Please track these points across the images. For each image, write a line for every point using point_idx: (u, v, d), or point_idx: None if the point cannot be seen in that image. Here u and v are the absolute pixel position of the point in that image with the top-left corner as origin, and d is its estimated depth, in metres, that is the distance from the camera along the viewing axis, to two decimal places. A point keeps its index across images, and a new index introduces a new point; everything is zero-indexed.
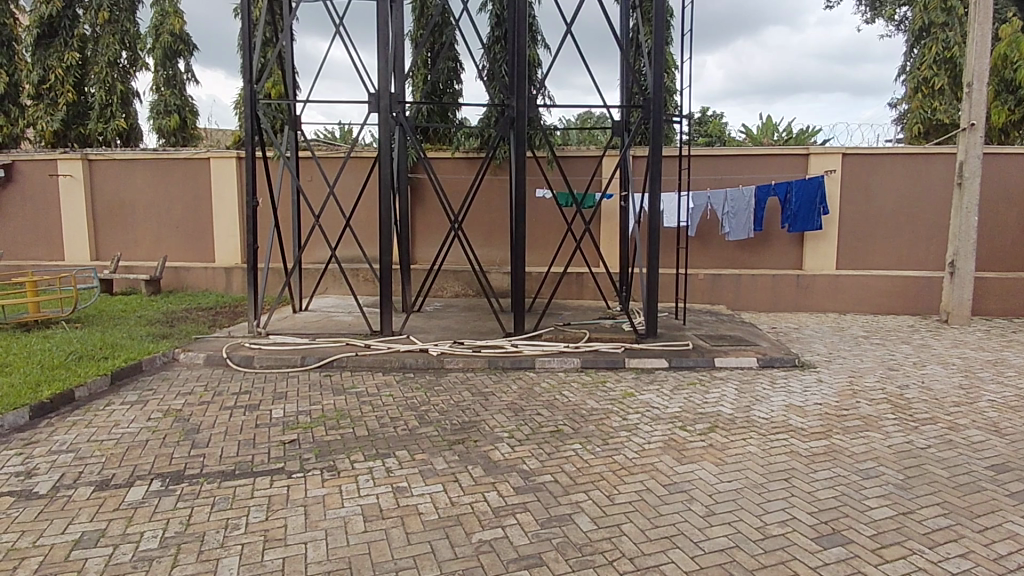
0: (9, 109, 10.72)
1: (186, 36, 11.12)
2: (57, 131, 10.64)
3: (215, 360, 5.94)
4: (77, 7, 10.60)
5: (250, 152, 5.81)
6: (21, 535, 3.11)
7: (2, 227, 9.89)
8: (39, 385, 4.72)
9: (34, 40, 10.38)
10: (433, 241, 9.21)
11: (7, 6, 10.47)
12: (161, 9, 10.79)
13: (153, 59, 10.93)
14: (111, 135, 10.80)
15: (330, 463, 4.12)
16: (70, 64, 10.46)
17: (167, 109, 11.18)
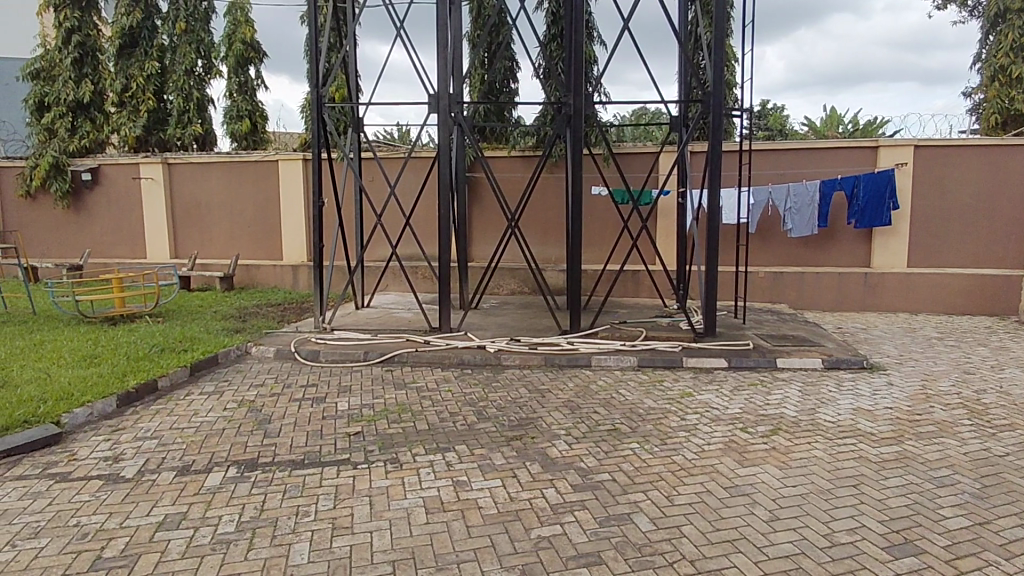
0: (95, 116, 11.18)
1: (255, 44, 11.65)
2: (139, 137, 11.22)
3: (284, 354, 6.19)
4: (155, 18, 11.25)
5: (317, 154, 6.01)
6: (110, 516, 3.32)
7: (91, 226, 10.57)
8: (126, 375, 5.03)
9: (117, 50, 11.07)
10: (489, 239, 9.29)
11: (91, 18, 11.10)
12: (233, 18, 11.33)
13: (227, 67, 11.47)
14: (189, 140, 11.27)
15: (393, 455, 4.23)
16: (150, 73, 11.10)
17: (239, 114, 11.70)
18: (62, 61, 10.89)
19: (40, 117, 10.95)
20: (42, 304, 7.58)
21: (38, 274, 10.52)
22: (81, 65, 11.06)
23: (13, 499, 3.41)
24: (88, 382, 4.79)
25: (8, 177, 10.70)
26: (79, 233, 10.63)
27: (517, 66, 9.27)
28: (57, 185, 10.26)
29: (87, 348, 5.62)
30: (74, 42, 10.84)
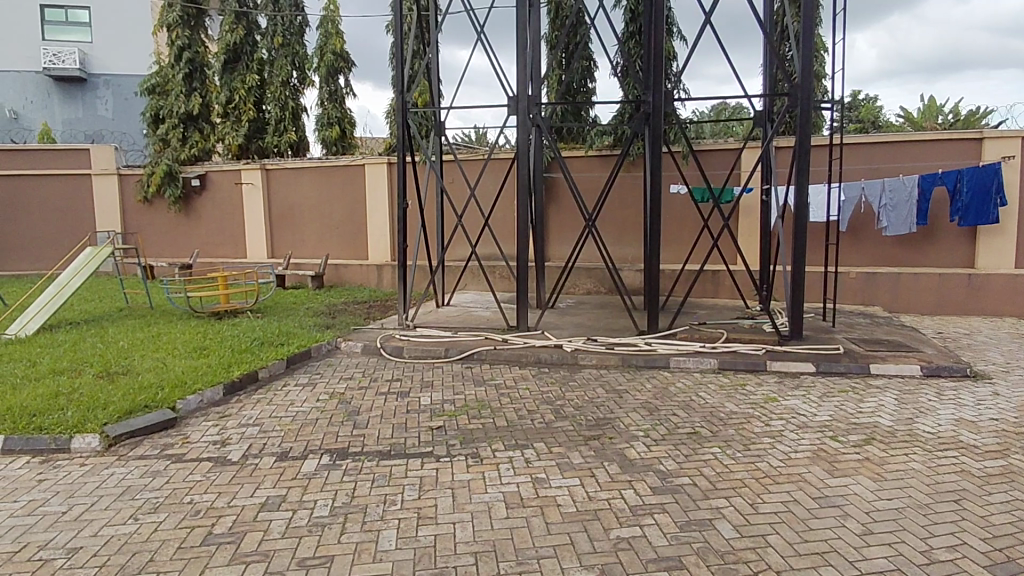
0: (203, 127, 11.93)
1: (344, 54, 12.44)
2: (241, 146, 11.92)
3: (370, 350, 6.46)
4: (255, 34, 12.17)
5: (402, 157, 6.23)
6: (219, 496, 3.59)
7: (199, 229, 11.42)
8: (231, 365, 5.42)
9: (222, 65, 11.91)
10: (566, 239, 9.32)
11: (199, 36, 11.98)
12: (324, 31, 12.08)
13: (319, 77, 12.35)
14: (285, 147, 12.05)
15: (473, 450, 4.33)
16: (250, 85, 11.89)
17: (329, 121, 12.36)
18: (175, 76, 11.79)
19: (155, 129, 11.84)
20: (158, 300, 8.30)
21: (153, 273, 11.47)
22: (191, 80, 11.90)
23: (136, 476, 3.75)
24: (198, 372, 5.19)
25: (128, 184, 11.68)
26: (189, 235, 11.51)
27: (595, 65, 9.27)
28: (170, 191, 11.09)
29: (197, 340, 6.10)
30: (184, 58, 11.71)
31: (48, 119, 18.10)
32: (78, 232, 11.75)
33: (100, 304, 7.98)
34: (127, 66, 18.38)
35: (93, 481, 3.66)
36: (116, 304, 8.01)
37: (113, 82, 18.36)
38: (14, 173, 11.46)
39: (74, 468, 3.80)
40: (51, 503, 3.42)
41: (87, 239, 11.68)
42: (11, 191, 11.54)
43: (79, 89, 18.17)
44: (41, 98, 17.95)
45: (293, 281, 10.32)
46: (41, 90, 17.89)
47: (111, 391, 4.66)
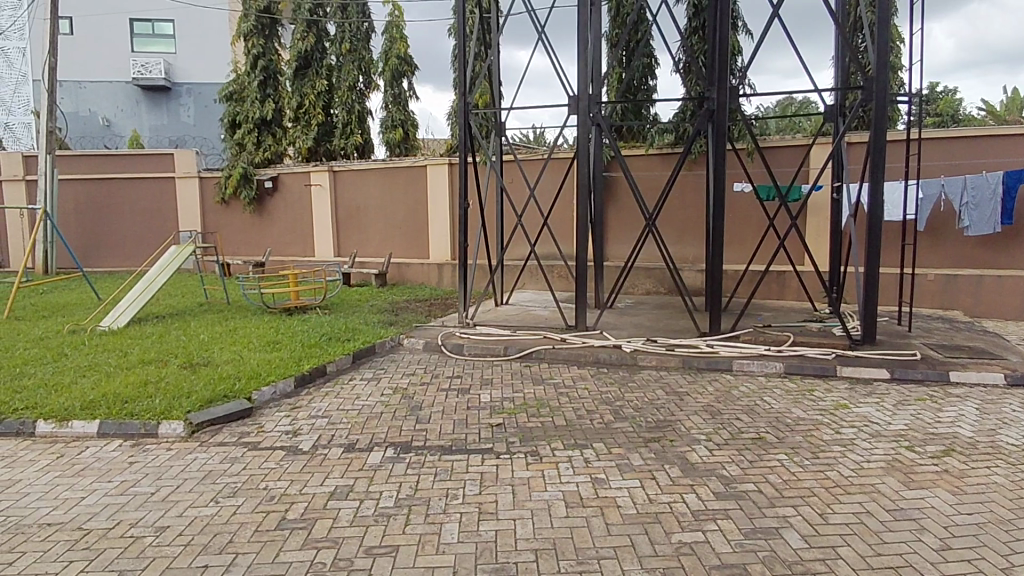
0: (276, 131, 12.43)
1: (408, 58, 12.86)
2: (311, 148, 12.34)
3: (432, 347, 6.59)
4: (325, 41, 12.57)
5: (463, 158, 6.33)
6: (292, 483, 3.75)
7: (271, 228, 11.94)
8: (302, 359, 5.66)
9: (294, 72, 12.40)
10: (625, 238, 9.24)
11: (273, 44, 12.52)
12: (390, 36, 12.47)
13: (384, 80, 12.79)
14: (351, 149, 12.47)
15: (533, 448, 4.35)
16: (320, 91, 12.33)
17: (394, 124, 12.88)
18: (250, 84, 12.34)
19: (232, 134, 12.38)
20: (234, 296, 8.75)
21: (229, 270, 12.07)
22: (264, 87, 12.47)
23: (217, 462, 3.97)
24: (272, 364, 5.44)
25: (207, 186, 12.32)
26: (262, 234, 12.05)
27: (657, 63, 9.17)
28: (246, 193, 11.70)
29: (270, 334, 6.38)
30: (259, 67, 12.28)
31: (137, 125, 19.34)
32: (161, 232, 12.49)
33: (182, 299, 8.49)
34: (207, 74, 19.44)
35: (178, 465, 3.89)
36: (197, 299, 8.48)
37: (195, 90, 19.47)
38: (105, 177, 12.30)
39: (161, 452, 4.05)
40: (141, 484, 3.66)
41: (170, 238, 12.42)
42: (102, 194, 12.38)
43: (164, 97, 19.37)
44: (131, 105, 19.16)
45: (359, 279, 10.65)
46: (131, 99, 19.11)
47: (194, 381, 4.94)
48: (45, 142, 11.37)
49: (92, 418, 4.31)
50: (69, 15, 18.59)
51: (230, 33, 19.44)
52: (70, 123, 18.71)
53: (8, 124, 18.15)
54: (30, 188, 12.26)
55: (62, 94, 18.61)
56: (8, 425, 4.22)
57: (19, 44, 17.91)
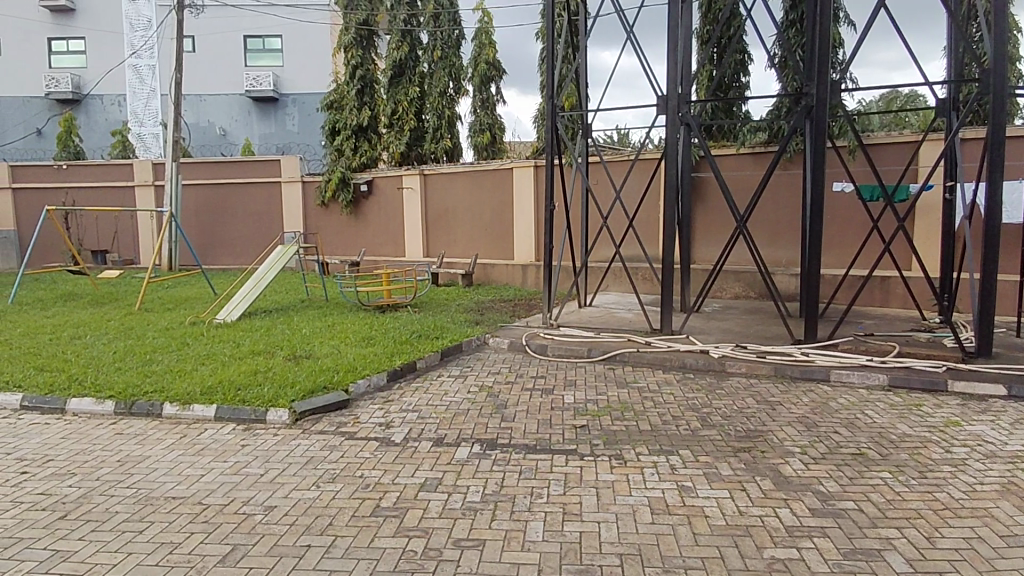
0: (371, 137, 12.91)
1: (497, 63, 13.36)
2: (403, 153, 12.86)
3: (516, 347, 6.68)
4: (417, 49, 13.03)
5: (550, 160, 6.40)
6: (385, 473, 3.93)
7: (366, 229, 12.53)
8: (394, 354, 5.93)
9: (389, 80, 12.92)
10: (714, 240, 8.97)
11: (370, 54, 13.00)
12: (479, 42, 13.02)
13: (473, 85, 13.33)
14: (441, 153, 12.87)
15: (617, 451, 4.31)
16: (413, 97, 12.81)
17: (481, 127, 13.41)
18: (349, 93, 12.89)
19: (331, 140, 12.99)
20: (332, 293, 9.24)
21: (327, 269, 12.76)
22: (361, 95, 12.98)
23: (317, 449, 4.22)
24: (367, 359, 5.72)
25: (309, 190, 13.08)
26: (358, 235, 12.66)
27: (750, 58, 8.87)
28: (344, 196, 12.35)
29: (364, 330, 6.70)
30: (357, 76, 12.85)
31: (249, 134, 20.78)
32: (266, 233, 13.38)
33: (287, 295, 9.07)
34: (311, 84, 20.65)
35: (283, 450, 4.18)
36: (299, 296, 9.02)
37: (299, 100, 20.73)
38: (219, 182, 13.34)
39: (269, 437, 4.36)
40: (251, 466, 3.95)
41: (274, 239, 13.30)
42: (216, 197, 13.45)
43: (273, 107, 20.74)
44: (244, 116, 20.66)
45: (446, 279, 10.88)
46: (244, 110, 20.62)
47: (298, 372, 5.28)
48: (171, 150, 12.46)
49: (210, 403, 4.69)
50: (192, 34, 20.35)
51: (332, 45, 20.57)
52: (193, 134, 20.55)
53: (140, 134, 20.00)
54: (157, 192, 13.51)
55: (187, 107, 20.52)
56: (140, 406, 4.66)
57: (148, 61, 19.72)
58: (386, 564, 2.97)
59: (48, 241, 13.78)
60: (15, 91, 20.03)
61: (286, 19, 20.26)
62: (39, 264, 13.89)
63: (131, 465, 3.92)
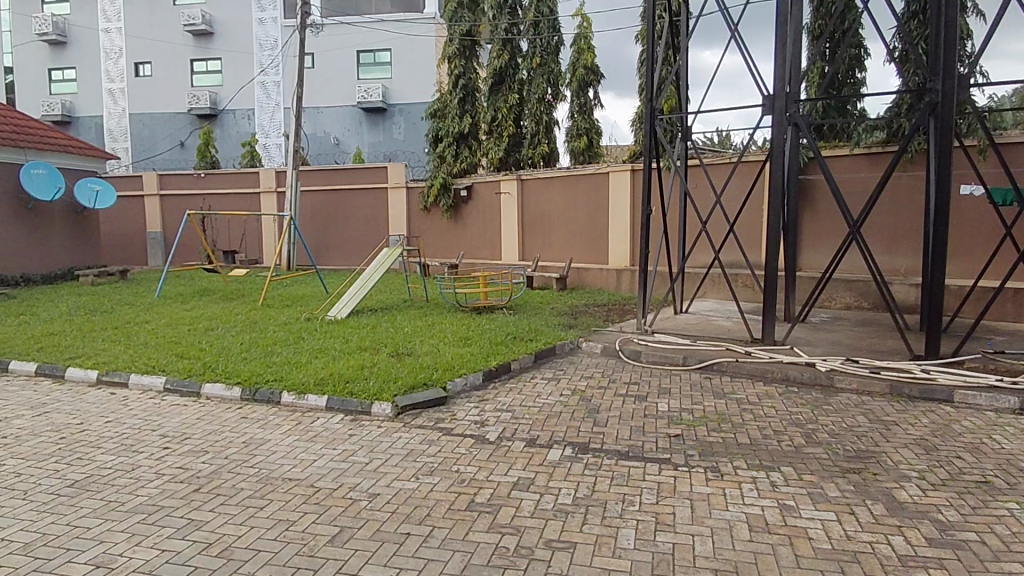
0: (472, 144, 13.29)
1: (595, 68, 13.29)
2: (501, 158, 13.05)
3: (610, 352, 6.65)
4: (518, 57, 13.21)
5: (648, 163, 6.33)
6: (480, 469, 4.07)
7: (466, 232, 12.92)
8: (489, 355, 6.11)
9: (489, 88, 13.23)
10: (822, 247, 8.48)
11: (472, 63, 13.36)
12: (577, 47, 13.05)
13: (571, 91, 13.38)
14: (538, 158, 13.02)
15: (713, 464, 4.19)
16: (512, 104, 13.05)
17: (579, 132, 13.46)
18: (452, 101, 13.33)
19: (435, 147, 13.52)
20: (431, 294, 9.61)
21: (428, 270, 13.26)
22: (463, 103, 13.44)
23: (417, 442, 4.44)
24: (463, 358, 5.92)
25: (413, 196, 13.68)
26: (457, 238, 13.08)
27: (866, 53, 8.30)
28: (444, 201, 12.82)
29: (461, 331, 6.93)
30: (459, 85, 13.28)
31: (360, 143, 22.00)
32: (373, 236, 14.15)
33: (391, 295, 9.56)
34: (416, 94, 21.57)
35: (386, 442, 4.43)
36: (401, 296, 9.48)
37: (405, 110, 21.71)
38: (332, 188, 14.26)
39: (374, 429, 4.64)
40: (357, 455, 4.23)
41: (379, 241, 14.04)
42: (328, 202, 14.38)
43: (381, 117, 21.84)
44: (355, 126, 21.91)
45: (540, 283, 10.96)
46: (356, 120, 21.87)
47: (400, 369, 5.56)
48: (292, 159, 13.47)
49: (322, 394, 5.06)
50: (312, 51, 21.91)
51: (436, 56, 21.41)
52: (311, 144, 22.16)
53: (266, 144, 22.01)
54: (279, 198, 14.63)
55: (306, 119, 22.17)
56: (262, 393, 5.11)
57: (274, 77, 21.67)
58: (480, 558, 3.09)
59: (188, 241, 15.34)
60: (162, 107, 22.38)
61: (395, 33, 21.35)
62: (180, 262, 15.51)
63: (254, 447, 4.31)
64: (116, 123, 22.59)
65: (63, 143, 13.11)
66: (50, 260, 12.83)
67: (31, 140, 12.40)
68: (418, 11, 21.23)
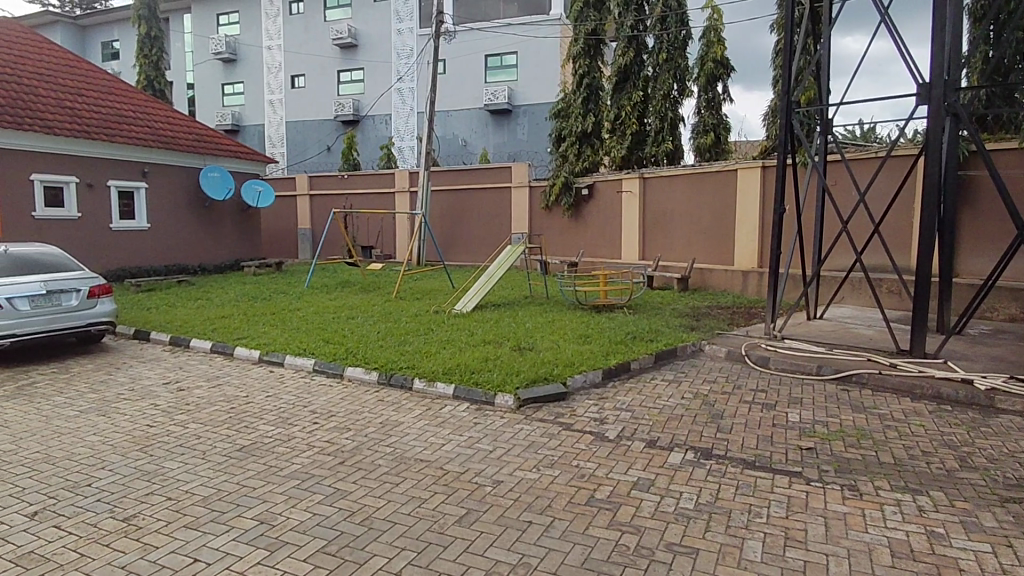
0: (594, 143, 13.43)
1: (725, 61, 12.70)
2: (624, 157, 13.01)
3: (735, 356, 6.41)
4: (643, 53, 12.91)
5: (783, 160, 6.02)
6: (599, 466, 4.11)
7: (586, 231, 12.97)
8: (609, 353, 6.12)
9: (613, 86, 13.16)
10: (985, 251, 7.57)
11: (597, 62, 13.46)
12: (706, 41, 12.53)
13: (698, 86, 12.92)
14: (661, 155, 12.72)
15: (850, 482, 3.92)
16: (636, 102, 12.86)
17: (705, 129, 13.05)
18: (575, 101, 13.60)
19: (558, 147, 13.76)
20: (551, 292, 9.75)
21: (549, 269, 13.44)
22: (587, 103, 13.60)
23: (538, 435, 4.57)
24: (584, 356, 5.99)
25: (535, 194, 13.94)
26: (577, 237, 13.16)
27: None
28: (566, 200, 12.97)
29: (581, 329, 7.00)
30: (583, 85, 13.46)
31: (485, 145, 22.72)
32: (495, 234, 14.58)
33: (513, 291, 9.84)
34: (541, 96, 21.85)
35: (509, 432, 4.61)
36: (523, 292, 9.72)
37: (529, 111, 22.08)
38: (458, 188, 14.92)
39: (497, 419, 4.84)
40: (482, 442, 4.44)
41: (502, 240, 14.45)
42: (454, 201, 15.06)
43: (507, 119, 22.39)
44: (481, 128, 22.68)
45: (660, 282, 10.74)
46: (482, 123, 22.64)
47: (523, 363, 5.74)
48: (424, 160, 14.24)
49: (450, 383, 5.35)
50: (444, 58, 22.97)
51: (560, 57, 21.55)
52: (441, 145, 23.27)
53: (401, 147, 23.51)
54: (410, 197, 15.54)
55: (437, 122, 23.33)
56: (397, 378, 5.51)
57: (410, 84, 23.02)
58: (600, 553, 3.13)
59: (332, 238, 16.76)
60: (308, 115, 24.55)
61: (522, 36, 21.77)
62: (326, 257, 16.98)
63: (389, 428, 4.67)
64: (273, 129, 25.13)
65: (235, 150, 14.75)
66: (221, 252, 14.56)
67: (209, 147, 14.12)
68: (544, 13, 21.42)
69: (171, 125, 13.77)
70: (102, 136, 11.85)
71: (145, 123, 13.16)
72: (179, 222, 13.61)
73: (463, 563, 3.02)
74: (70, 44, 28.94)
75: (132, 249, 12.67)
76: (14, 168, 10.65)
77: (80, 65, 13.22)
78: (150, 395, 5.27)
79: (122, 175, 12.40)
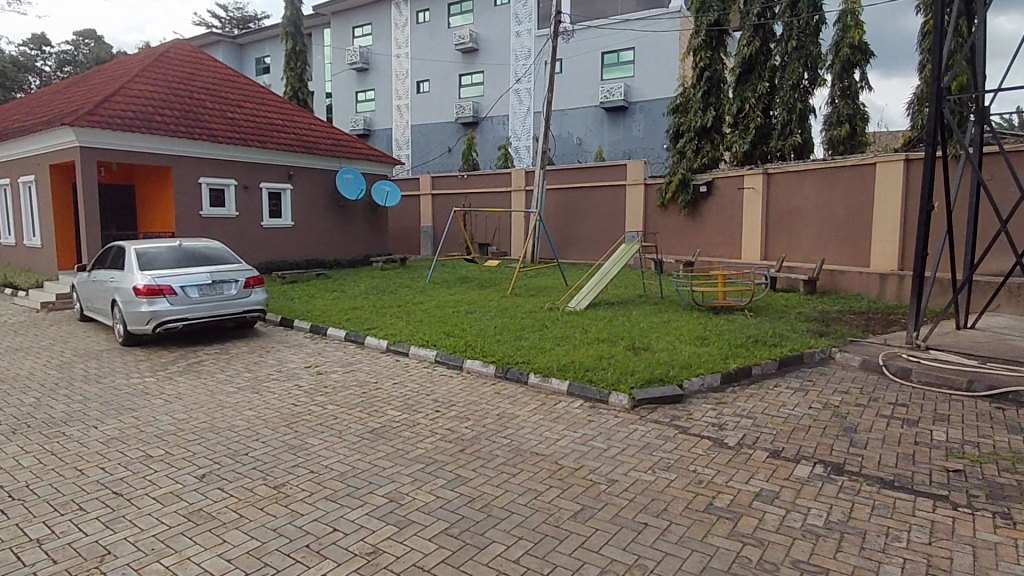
0: (715, 138, 12.91)
1: (864, 45, 11.70)
2: (746, 152, 12.42)
3: (870, 366, 5.96)
4: (771, 42, 12.22)
5: (930, 152, 5.50)
6: (718, 472, 4.02)
7: (703, 229, 12.55)
8: (728, 357, 5.93)
9: (736, 78, 12.52)
10: None
11: (718, 54, 12.90)
12: (843, 25, 11.62)
13: (832, 73, 12.02)
14: (788, 150, 12.01)
15: (1007, 510, 3.54)
16: (761, 93, 12.16)
17: (839, 120, 12.15)
18: (694, 95, 13.12)
19: (676, 143, 13.43)
20: (666, 291, 9.57)
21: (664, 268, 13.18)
22: (708, 97, 13.05)
23: (653, 436, 4.54)
24: (702, 358, 5.85)
25: (651, 192, 13.68)
26: (694, 235, 12.78)
27: None
28: (683, 197, 12.54)
29: (699, 330, 6.82)
30: (704, 78, 12.97)
31: (600, 142, 22.59)
32: (609, 231, 14.48)
33: (626, 290, 9.78)
34: (658, 91, 21.34)
35: (624, 432, 4.62)
36: (637, 292, 9.62)
37: (646, 107, 21.64)
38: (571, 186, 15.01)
39: (612, 417, 4.86)
40: (597, 440, 4.49)
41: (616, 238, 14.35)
42: (567, 199, 15.16)
43: (622, 116, 22.09)
44: (597, 126, 22.55)
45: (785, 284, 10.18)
46: (597, 120, 22.52)
47: (638, 362, 5.71)
48: (539, 159, 14.37)
49: (565, 379, 5.45)
50: (561, 58, 23.07)
51: (679, 51, 20.88)
52: (557, 144, 23.44)
53: (517, 147, 24.01)
54: (525, 196, 15.82)
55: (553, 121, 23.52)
56: (513, 372, 5.68)
57: (528, 85, 23.37)
58: (719, 562, 3.08)
59: (452, 236, 17.47)
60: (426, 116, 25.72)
61: (640, 31, 21.31)
62: (445, 253, 17.72)
63: (506, 420, 4.84)
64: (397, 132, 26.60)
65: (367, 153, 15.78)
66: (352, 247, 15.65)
67: (345, 151, 15.22)
68: (663, 6, 20.83)
69: (314, 131, 15.01)
70: (256, 142, 13.17)
71: (292, 130, 14.46)
72: (318, 220, 14.79)
73: (578, 558, 3.09)
74: (230, 61, 32.26)
75: (279, 245, 13.97)
76: (188, 170, 12.15)
77: (241, 80, 14.79)
78: (293, 377, 5.84)
79: (271, 177, 13.71)
